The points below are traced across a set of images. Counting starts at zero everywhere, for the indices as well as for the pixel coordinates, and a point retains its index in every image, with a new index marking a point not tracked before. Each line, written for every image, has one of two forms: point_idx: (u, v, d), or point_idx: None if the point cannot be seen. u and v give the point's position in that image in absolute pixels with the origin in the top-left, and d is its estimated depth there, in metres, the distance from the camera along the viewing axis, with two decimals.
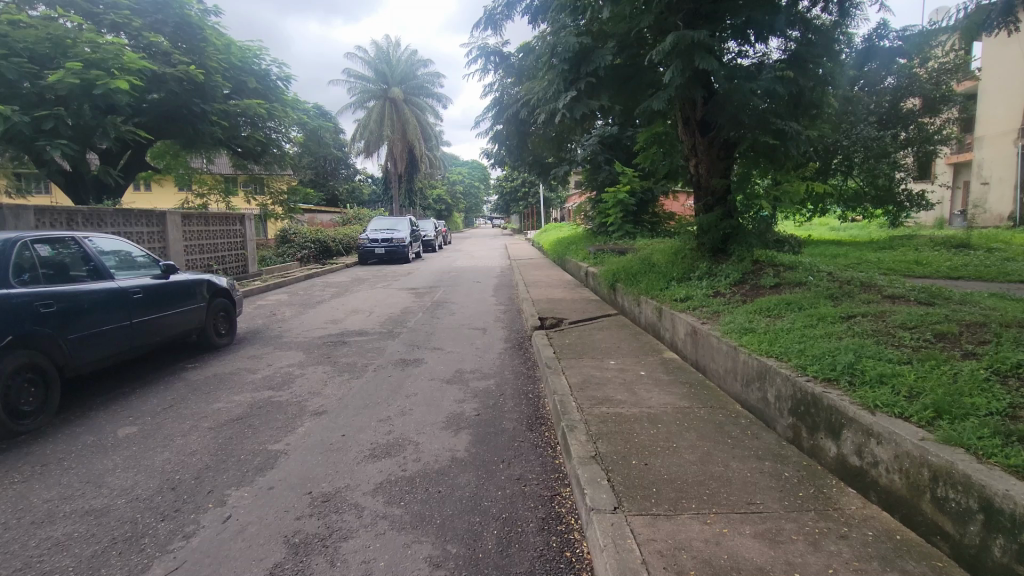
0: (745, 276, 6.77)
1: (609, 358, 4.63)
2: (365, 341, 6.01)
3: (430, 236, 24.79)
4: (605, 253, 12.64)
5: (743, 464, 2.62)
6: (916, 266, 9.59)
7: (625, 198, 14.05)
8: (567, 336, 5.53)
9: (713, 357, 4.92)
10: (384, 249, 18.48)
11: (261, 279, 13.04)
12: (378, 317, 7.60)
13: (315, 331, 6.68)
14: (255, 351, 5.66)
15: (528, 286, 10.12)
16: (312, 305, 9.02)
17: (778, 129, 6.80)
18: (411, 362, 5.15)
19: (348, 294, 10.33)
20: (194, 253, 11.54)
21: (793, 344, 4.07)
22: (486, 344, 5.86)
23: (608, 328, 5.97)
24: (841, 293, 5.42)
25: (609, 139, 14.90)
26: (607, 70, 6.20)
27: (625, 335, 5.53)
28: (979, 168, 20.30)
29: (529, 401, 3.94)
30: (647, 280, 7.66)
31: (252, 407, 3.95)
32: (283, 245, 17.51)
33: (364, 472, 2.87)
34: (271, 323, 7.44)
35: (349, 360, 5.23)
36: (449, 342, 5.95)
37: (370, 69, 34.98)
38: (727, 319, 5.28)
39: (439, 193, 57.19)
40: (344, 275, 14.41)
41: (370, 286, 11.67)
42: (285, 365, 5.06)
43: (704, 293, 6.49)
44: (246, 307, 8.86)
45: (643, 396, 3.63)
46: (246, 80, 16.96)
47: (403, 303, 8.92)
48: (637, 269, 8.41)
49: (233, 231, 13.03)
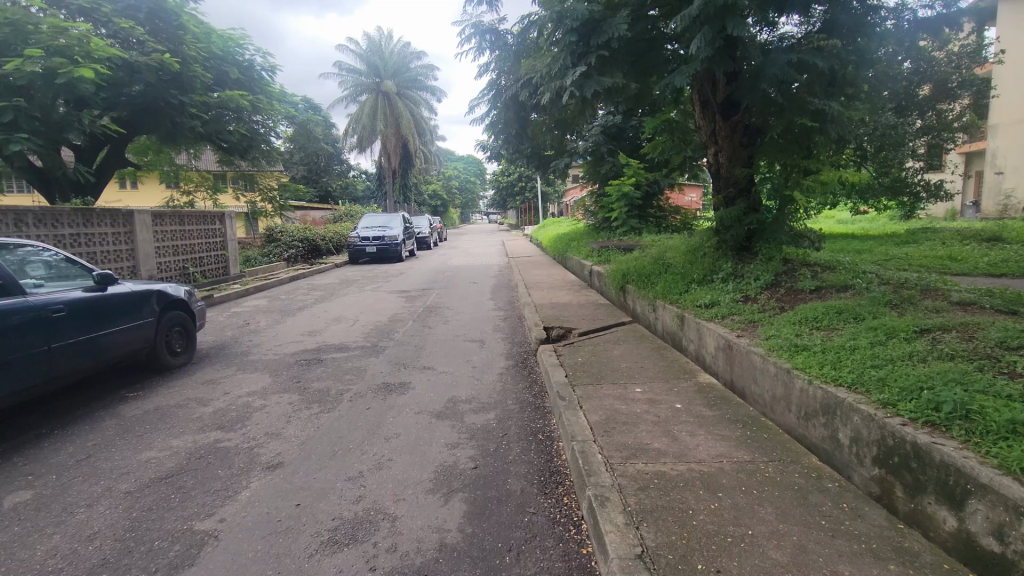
0: (778, 278, 6.00)
1: (633, 384, 3.81)
2: (343, 359, 5.19)
3: (425, 233, 23.95)
4: (609, 250, 11.85)
5: (858, 571, 1.82)
6: (951, 262, 8.80)
7: (630, 191, 13.26)
8: (580, 353, 4.74)
9: (755, 379, 4.13)
10: (376, 247, 17.65)
11: (242, 282, 12.21)
12: (364, 327, 6.78)
13: (289, 346, 5.85)
14: (214, 373, 4.83)
15: (529, 288, 9.33)
16: (291, 313, 8.19)
17: (815, 111, 6.01)
18: (396, 386, 4.34)
19: (333, 299, 9.51)
20: (168, 254, 10.69)
21: (865, 369, 3.29)
22: (484, 361, 5.05)
23: (626, 340, 5.18)
24: (899, 299, 4.65)
25: (613, 128, 14.08)
26: (622, 42, 5.36)
27: (647, 351, 4.74)
28: (994, 157, 19.46)
29: (539, 446, 3.14)
30: (664, 282, 6.87)
31: (190, 458, 3.13)
32: (270, 244, 16.66)
33: (317, 574, 2.06)
34: (242, 335, 6.62)
35: (322, 384, 4.42)
36: (442, 359, 5.13)
37: (362, 62, 34.10)
38: (768, 331, 4.49)
39: (434, 189, 56.26)
40: (332, 276, 13.59)
41: (358, 289, 10.85)
42: (244, 393, 4.23)
43: (732, 298, 5.71)
44: (219, 314, 8.04)
45: (686, 442, 2.83)
46: (227, 70, 16.13)
47: (391, 309, 8.08)
48: (650, 269, 7.62)
49: (212, 231, 12.19)
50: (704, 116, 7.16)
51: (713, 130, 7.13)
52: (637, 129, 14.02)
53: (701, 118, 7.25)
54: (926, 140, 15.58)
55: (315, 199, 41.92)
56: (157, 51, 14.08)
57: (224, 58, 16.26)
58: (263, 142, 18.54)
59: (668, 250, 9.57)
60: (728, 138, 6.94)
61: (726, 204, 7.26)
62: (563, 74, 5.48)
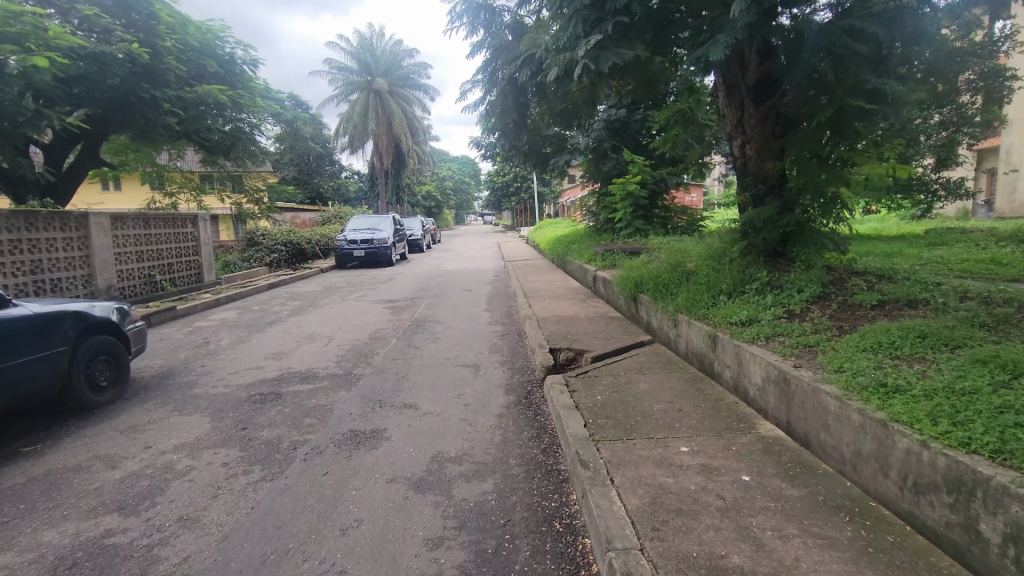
0: (827, 289, 5.09)
1: (675, 440, 2.89)
2: (306, 394, 4.23)
3: (417, 235, 22.98)
4: (615, 253, 10.95)
5: None
6: (996, 266, 7.92)
7: (635, 189, 12.35)
8: (601, 387, 3.83)
9: (827, 427, 3.22)
10: (364, 250, 16.66)
11: (216, 290, 11.24)
12: (339, 348, 5.84)
13: (246, 373, 4.89)
14: (144, 413, 3.88)
15: (529, 298, 8.40)
16: (260, 328, 7.23)
17: (871, 90, 5.13)
18: (367, 436, 3.39)
19: (311, 310, 8.55)
20: (131, 261, 9.70)
21: (1006, 428, 2.39)
22: (479, 396, 4.10)
23: (652, 368, 4.29)
24: (994, 320, 3.75)
25: (617, 123, 13.16)
26: (644, 8, 4.44)
27: (683, 384, 3.83)
28: (1008, 154, 18.67)
29: (559, 548, 2.20)
30: (687, 293, 5.96)
31: (56, 568, 2.18)
32: (250, 248, 15.67)
33: None
34: (196, 358, 5.67)
35: (272, 434, 3.46)
36: (428, 394, 4.18)
37: (353, 60, 33.14)
38: (834, 359, 3.62)
39: (428, 190, 55.25)
40: (315, 283, 12.64)
41: (341, 298, 9.90)
42: (169, 448, 3.28)
43: (774, 316, 4.81)
44: (177, 331, 7.08)
45: (778, 554, 1.91)
46: (205, 64, 15.16)
47: (374, 324, 7.14)
48: (667, 277, 6.73)
49: (183, 235, 11.23)
50: (729, 103, 6.34)
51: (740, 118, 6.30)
52: (642, 124, 13.12)
53: (725, 107, 6.43)
54: (944, 136, 14.56)
55: (305, 200, 40.92)
56: (125, 41, 13.06)
57: (200, 51, 15.25)
58: (244, 140, 17.54)
59: (683, 256, 8.66)
60: (759, 128, 6.10)
61: (755, 204, 6.38)
62: (575, 45, 4.62)
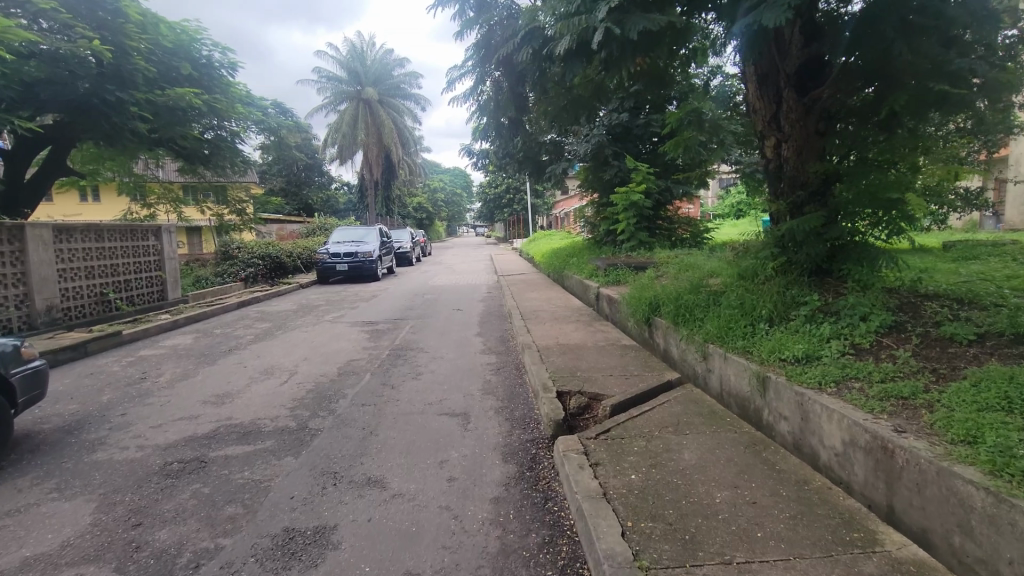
0: (897, 317, 4.16)
1: (766, 567, 1.92)
2: (238, 463, 3.20)
3: (406, 248, 22.02)
4: (618, 267, 10.00)
5: None
6: None
7: (639, 199, 11.43)
8: (634, 459, 2.84)
9: (968, 531, 2.26)
10: (348, 264, 15.62)
11: (180, 309, 10.19)
12: (301, 387, 4.82)
13: (172, 426, 3.84)
14: (10, 495, 2.84)
15: (525, 320, 7.41)
16: (214, 358, 6.18)
17: (950, 72, 4.22)
18: (307, 542, 2.36)
19: (279, 334, 7.52)
20: (79, 278, 8.64)
21: None
22: (469, 467, 3.09)
23: (694, 424, 3.31)
24: None
25: (619, 128, 12.26)
26: None
27: (744, 454, 2.85)
28: (1016, 164, 18.13)
29: None
30: (718, 318, 4.99)
31: None
32: (223, 262, 14.54)
33: None
34: (121, 400, 4.62)
35: (171, 537, 2.43)
36: (399, 463, 3.16)
37: (342, 69, 32.36)
38: (956, 423, 2.66)
39: (418, 202, 54.43)
40: (291, 300, 11.58)
41: (316, 319, 8.88)
42: (11, 567, 2.23)
43: (838, 352, 3.86)
44: (114, 362, 6.00)
45: None
46: (177, 66, 14.11)
47: (347, 353, 6.12)
48: (688, 297, 5.77)
49: (142, 248, 10.18)
50: (761, 96, 5.46)
51: (776, 113, 5.41)
52: (647, 129, 12.24)
53: (758, 101, 5.54)
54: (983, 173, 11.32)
55: (294, 212, 39.92)
56: (87, 38, 11.99)
57: (172, 51, 14.16)
58: (224, 148, 16.54)
59: (701, 274, 7.72)
60: (800, 124, 5.22)
61: (792, 214, 5.45)
62: (592, 8, 3.80)
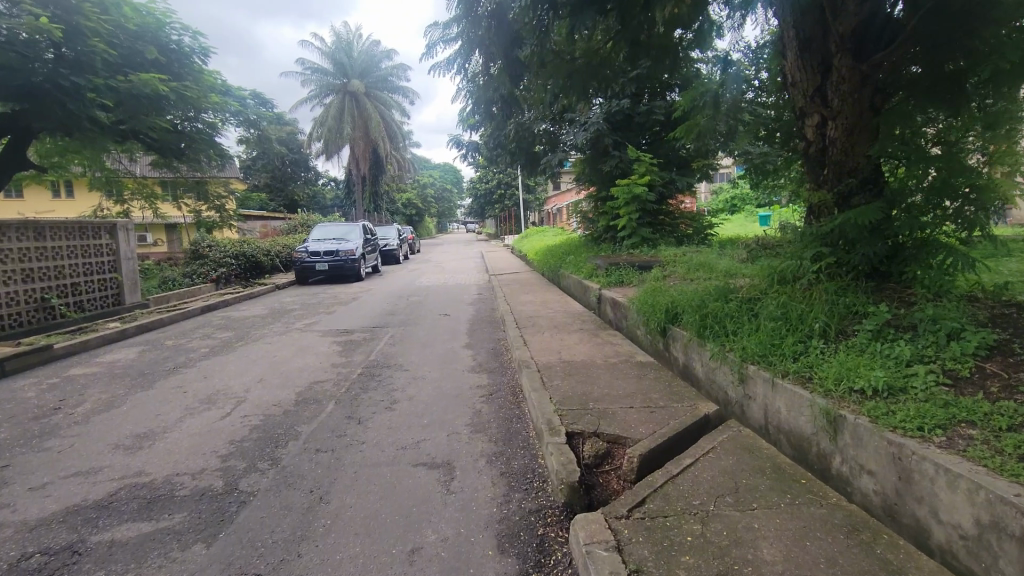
0: (998, 336, 3.28)
1: None
2: (125, 556, 2.27)
3: (392, 245, 21.04)
4: (621, 267, 9.09)
5: None
6: None
7: (642, 191, 10.53)
8: (691, 563, 1.95)
9: None
10: (328, 263, 14.61)
11: (136, 315, 9.18)
12: (246, 422, 3.88)
13: (57, 488, 2.90)
14: None
15: (520, 329, 6.51)
16: (152, 379, 5.22)
17: None
18: None
19: (239, 347, 6.56)
20: (15, 282, 7.65)
21: None
22: (450, 563, 2.18)
23: (759, 491, 2.43)
24: None
25: (619, 116, 11.22)
26: None
27: (851, 554, 1.97)
28: None
29: None
30: (757, 333, 4.10)
31: None
32: (193, 262, 13.45)
33: None
34: (14, 443, 3.65)
35: None
36: (351, 556, 2.24)
37: (329, 61, 31.27)
38: None
39: (408, 198, 53.34)
40: (263, 304, 10.58)
41: (285, 326, 7.92)
42: None
43: (931, 384, 2.99)
44: (29, 387, 5.02)
45: None
46: (143, 50, 12.86)
47: (310, 372, 5.18)
48: (713, 304, 4.86)
49: (93, 246, 9.18)
50: (803, 63, 4.59)
51: (822, 84, 4.52)
52: (650, 117, 11.25)
53: (797, 70, 4.65)
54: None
55: (279, 209, 38.79)
56: (35, 15, 10.86)
57: (136, 32, 12.89)
58: (198, 141, 15.45)
59: (720, 277, 6.85)
60: (855, 96, 4.32)
61: (839, 207, 4.57)
62: None
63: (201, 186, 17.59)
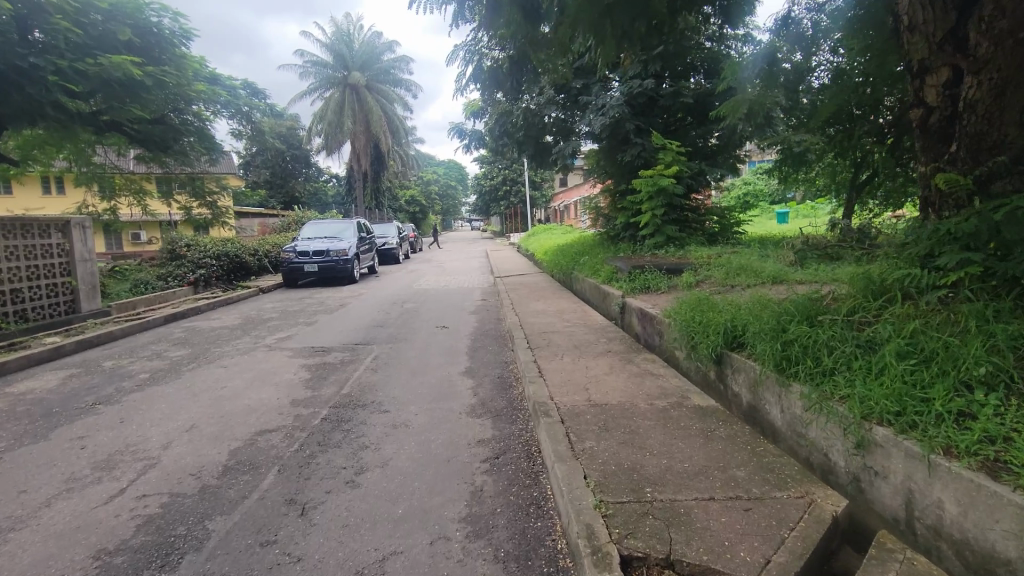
0: None
1: None
2: None
3: (392, 244, 19.84)
4: (647, 270, 7.84)
5: None
6: None
7: (669, 184, 9.29)
8: None
9: None
10: (319, 264, 13.36)
11: (90, 325, 7.98)
12: (138, 509, 2.65)
13: None
14: None
15: (532, 351, 5.26)
16: (55, 422, 3.99)
17: None
18: None
19: (187, 372, 5.33)
20: None
21: None
22: None
23: None
24: None
25: (642, 99, 9.80)
26: None
27: None
28: None
29: None
30: (881, 376, 2.83)
31: None
32: (169, 263, 12.24)
33: None
34: None
35: None
36: None
37: (329, 53, 29.99)
38: None
39: (411, 195, 52.18)
40: (239, 311, 9.34)
41: (253, 342, 6.70)
42: None
43: None
44: None
45: None
46: (115, 32, 10.85)
47: (260, 414, 3.96)
48: (797, 326, 3.59)
49: (40, 246, 8.00)
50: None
51: (959, 24, 3.24)
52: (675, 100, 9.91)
53: (922, 8, 3.37)
54: None
55: (277, 206, 37.63)
56: None
57: (108, 12, 10.92)
58: (184, 133, 14.11)
59: (778, 287, 5.56)
60: (1015, 38, 3.04)
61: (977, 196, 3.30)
62: None
63: (195, 181, 16.35)
